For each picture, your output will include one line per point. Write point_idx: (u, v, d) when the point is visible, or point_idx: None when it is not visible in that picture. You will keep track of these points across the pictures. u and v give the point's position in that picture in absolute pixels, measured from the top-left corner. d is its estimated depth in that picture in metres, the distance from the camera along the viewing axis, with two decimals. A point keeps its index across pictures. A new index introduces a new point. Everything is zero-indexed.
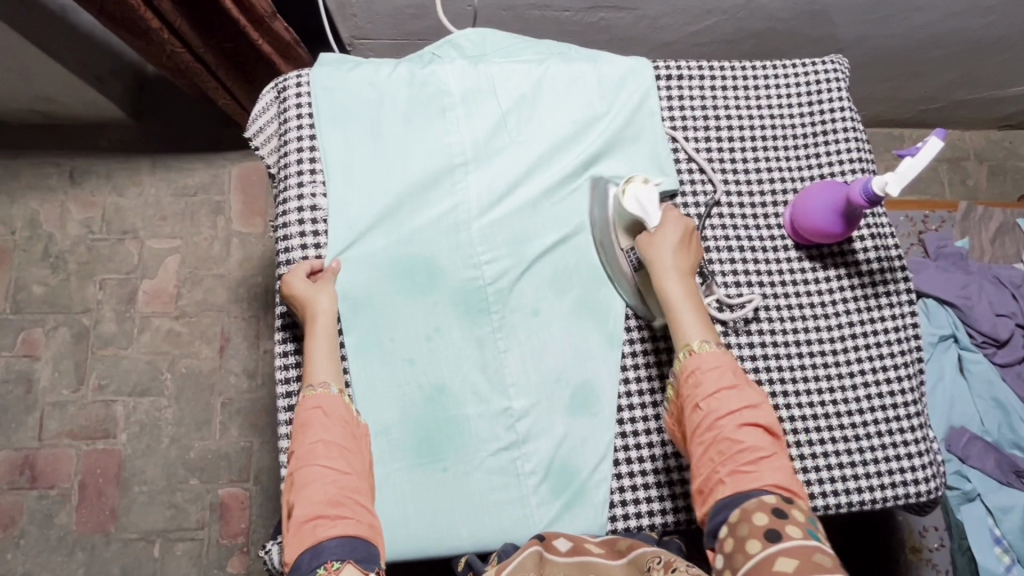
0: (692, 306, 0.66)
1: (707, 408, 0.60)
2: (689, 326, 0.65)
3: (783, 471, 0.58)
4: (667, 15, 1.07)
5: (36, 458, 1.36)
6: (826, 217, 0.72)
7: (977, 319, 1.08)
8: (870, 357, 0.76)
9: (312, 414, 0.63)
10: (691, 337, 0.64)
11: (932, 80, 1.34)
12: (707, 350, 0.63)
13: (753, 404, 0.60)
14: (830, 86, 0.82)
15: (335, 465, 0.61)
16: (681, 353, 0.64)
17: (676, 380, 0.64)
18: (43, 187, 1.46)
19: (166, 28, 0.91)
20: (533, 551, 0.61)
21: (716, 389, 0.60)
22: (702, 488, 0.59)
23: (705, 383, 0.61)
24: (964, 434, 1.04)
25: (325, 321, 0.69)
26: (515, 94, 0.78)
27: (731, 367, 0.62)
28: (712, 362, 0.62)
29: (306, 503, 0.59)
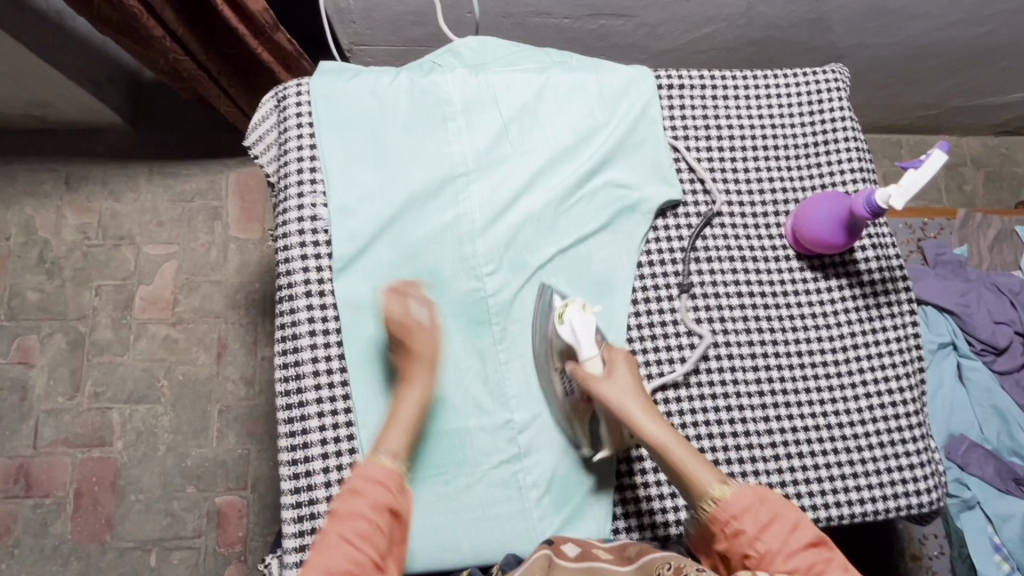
0: (688, 452, 0.61)
1: (753, 549, 0.57)
2: (694, 472, 0.60)
3: (843, 572, 0.55)
4: (667, 22, 1.07)
5: (31, 467, 1.35)
6: (829, 229, 0.72)
7: (976, 327, 1.09)
8: (872, 368, 0.76)
9: (364, 484, 0.61)
10: (708, 486, 0.60)
11: (930, 87, 1.34)
12: (729, 492, 0.59)
13: (787, 527, 0.57)
14: (831, 96, 0.82)
15: (363, 544, 0.58)
16: (704, 505, 0.60)
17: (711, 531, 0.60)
18: (39, 193, 1.45)
19: (168, 36, 0.92)
20: (543, 555, 0.61)
21: (759, 528, 0.57)
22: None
23: (743, 526, 0.58)
24: (963, 441, 1.05)
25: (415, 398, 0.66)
26: (517, 103, 0.78)
27: (760, 499, 0.59)
28: (742, 503, 0.58)
29: (326, 565, 0.57)
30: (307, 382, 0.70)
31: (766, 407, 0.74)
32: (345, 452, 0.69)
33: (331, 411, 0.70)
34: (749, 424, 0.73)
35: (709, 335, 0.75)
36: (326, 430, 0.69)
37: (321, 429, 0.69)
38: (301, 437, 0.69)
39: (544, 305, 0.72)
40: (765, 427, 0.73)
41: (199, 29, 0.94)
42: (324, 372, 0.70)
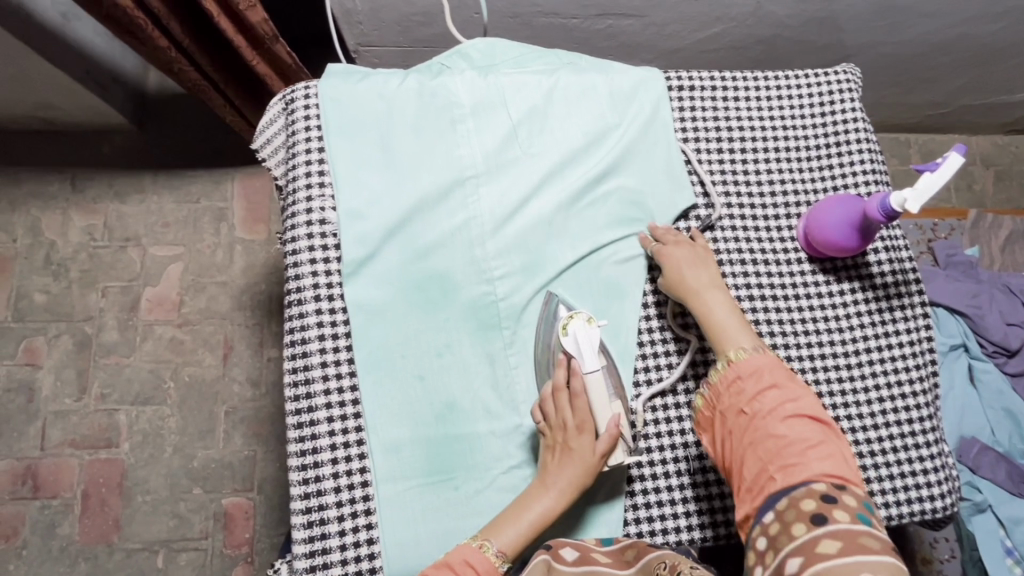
0: (735, 318, 0.67)
1: (749, 408, 0.61)
2: (725, 333, 0.66)
3: (832, 460, 0.57)
4: (675, 22, 1.06)
5: (38, 468, 1.35)
6: (842, 232, 0.71)
7: (987, 328, 1.08)
8: (885, 372, 0.75)
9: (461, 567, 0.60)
10: (730, 348, 0.65)
11: (939, 86, 1.33)
12: (746, 355, 0.63)
13: (797, 401, 0.60)
14: (843, 96, 0.81)
15: None
16: (720, 363, 0.65)
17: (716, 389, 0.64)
18: (45, 194, 1.45)
19: (174, 46, 0.93)
20: (542, 559, 0.60)
21: (758, 392, 0.61)
22: (750, 488, 0.59)
23: (746, 387, 0.62)
24: (975, 444, 1.04)
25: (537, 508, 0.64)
26: (526, 105, 0.77)
27: (771, 369, 0.63)
28: (755, 365, 0.63)
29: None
30: (317, 386, 0.69)
31: None
32: (355, 456, 0.68)
33: (341, 415, 0.69)
34: None
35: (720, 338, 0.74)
36: (335, 435, 0.69)
37: (330, 433, 0.69)
38: (310, 442, 0.68)
39: (548, 315, 0.72)
40: None
41: (205, 42, 0.94)
42: (334, 377, 0.70)
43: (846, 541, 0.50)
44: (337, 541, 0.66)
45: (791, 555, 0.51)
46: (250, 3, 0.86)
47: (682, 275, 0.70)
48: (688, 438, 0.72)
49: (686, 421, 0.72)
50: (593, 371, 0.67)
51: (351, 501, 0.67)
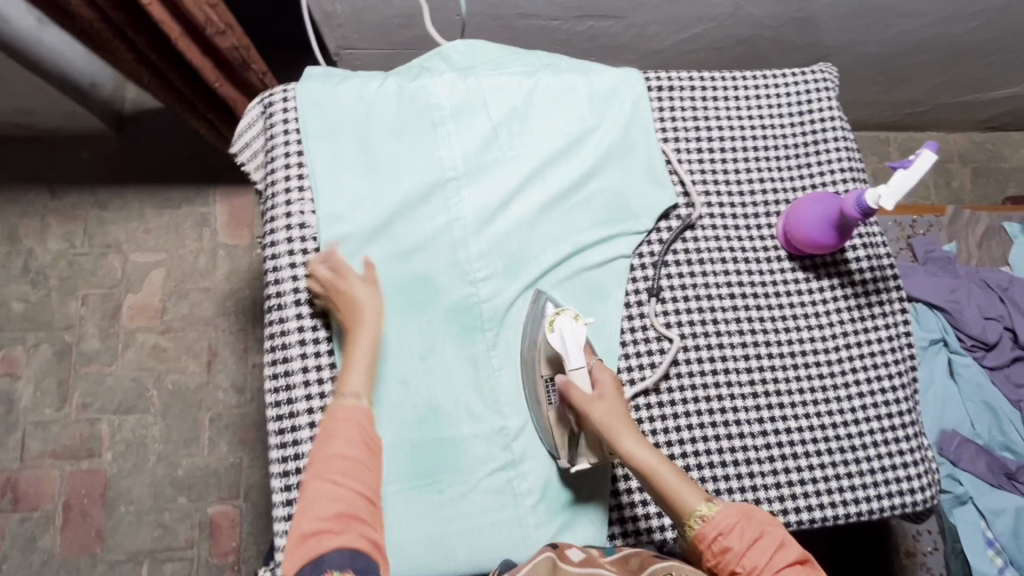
0: (674, 472, 0.61)
1: (742, 568, 0.56)
2: (679, 491, 0.60)
3: None
4: (656, 23, 1.07)
5: (18, 480, 1.33)
6: (820, 229, 0.72)
7: (966, 323, 1.09)
8: (864, 368, 0.76)
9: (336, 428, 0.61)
10: (692, 503, 0.59)
11: (916, 84, 1.35)
12: (714, 511, 0.58)
13: (778, 544, 0.56)
14: (820, 96, 0.82)
15: (345, 485, 0.58)
16: (690, 525, 0.59)
17: (697, 550, 0.59)
18: (23, 201, 1.43)
19: (143, 62, 0.92)
20: (545, 558, 0.59)
21: (743, 544, 0.56)
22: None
23: (730, 544, 0.57)
24: (955, 437, 1.05)
25: (370, 327, 0.66)
26: (506, 107, 0.77)
27: (745, 517, 0.58)
28: (728, 521, 0.58)
29: (312, 517, 0.57)
30: (298, 392, 0.70)
31: (760, 409, 0.73)
32: None
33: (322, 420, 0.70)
34: (743, 426, 0.73)
35: (701, 337, 0.75)
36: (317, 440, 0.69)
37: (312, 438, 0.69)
38: (292, 449, 0.70)
39: (536, 313, 0.72)
40: (759, 430, 0.73)
41: (175, 63, 0.92)
42: (315, 382, 0.70)
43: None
44: None
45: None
46: (217, 28, 0.84)
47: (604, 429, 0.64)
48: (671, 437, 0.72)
49: (670, 420, 0.72)
50: (580, 367, 0.68)
51: None
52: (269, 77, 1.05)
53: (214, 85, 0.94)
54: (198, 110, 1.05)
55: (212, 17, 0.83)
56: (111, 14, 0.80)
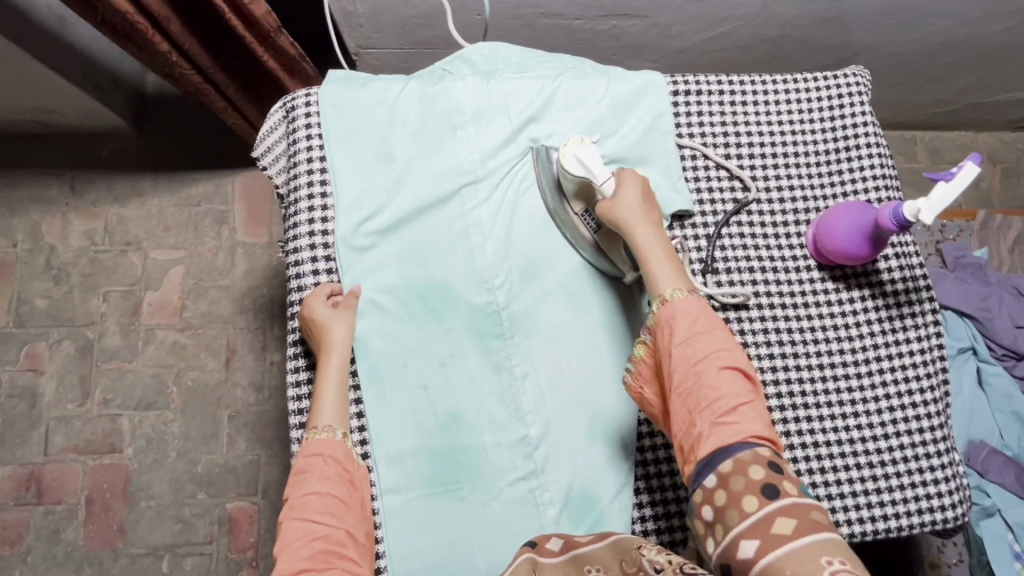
0: (665, 255, 0.66)
1: (682, 359, 0.60)
2: (658, 273, 0.65)
3: (760, 416, 0.58)
4: (680, 22, 1.04)
5: (42, 474, 1.35)
6: (852, 240, 0.70)
7: (996, 332, 1.07)
8: (895, 382, 0.74)
9: (312, 461, 0.62)
10: (664, 287, 0.64)
11: (946, 84, 1.31)
12: (682, 298, 0.63)
13: (728, 350, 0.60)
14: (852, 100, 0.80)
15: (325, 520, 0.59)
16: (654, 304, 0.64)
17: (655, 340, 0.63)
18: (44, 199, 1.44)
19: (175, 50, 0.91)
20: (527, 558, 0.57)
21: (698, 347, 0.60)
22: (684, 447, 0.59)
23: (680, 333, 0.61)
24: (983, 448, 1.03)
25: (342, 354, 0.67)
26: (527, 111, 0.75)
27: (706, 319, 0.62)
28: (689, 311, 0.62)
29: (291, 557, 0.57)
30: None
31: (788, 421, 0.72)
32: None
33: None
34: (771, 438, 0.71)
35: None
36: None
37: None
38: None
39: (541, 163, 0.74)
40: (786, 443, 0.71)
41: (205, 41, 0.92)
42: None
43: (800, 517, 0.50)
44: None
45: (744, 536, 0.50)
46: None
47: (629, 211, 0.67)
48: None
49: None
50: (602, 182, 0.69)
51: None
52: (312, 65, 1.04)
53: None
54: (225, 95, 1.03)
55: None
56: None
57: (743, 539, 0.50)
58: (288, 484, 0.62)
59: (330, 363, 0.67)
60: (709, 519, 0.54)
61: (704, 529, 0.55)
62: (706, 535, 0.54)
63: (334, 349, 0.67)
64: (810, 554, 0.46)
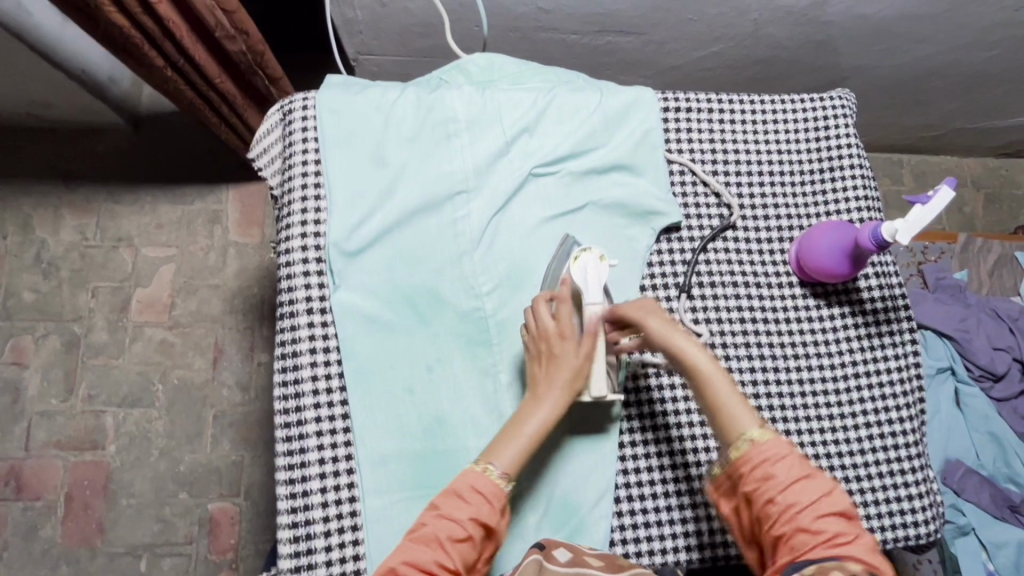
0: (732, 390, 0.61)
1: (771, 488, 0.56)
2: (732, 410, 0.60)
3: (859, 546, 0.53)
4: (673, 40, 1.07)
5: (22, 469, 1.34)
6: (835, 259, 0.72)
7: (975, 353, 1.08)
8: (872, 398, 0.75)
9: (468, 485, 0.60)
10: (743, 428, 0.59)
11: (932, 109, 1.35)
12: (766, 437, 0.58)
13: (816, 474, 0.57)
14: (837, 122, 0.82)
15: (451, 541, 0.58)
16: (737, 444, 0.59)
17: (734, 468, 0.59)
18: (37, 193, 1.44)
19: (170, 66, 0.87)
20: (533, 559, 0.58)
21: (782, 474, 0.57)
22: (776, 572, 0.55)
23: (769, 466, 0.57)
24: (960, 467, 1.05)
25: (567, 382, 0.65)
26: (521, 121, 0.77)
27: (791, 453, 0.58)
28: (771, 445, 0.58)
29: (404, 555, 0.57)
30: (307, 400, 0.69)
31: None
32: (343, 471, 0.68)
33: (330, 429, 0.69)
34: None
35: (710, 358, 0.74)
36: (324, 449, 0.68)
37: (319, 447, 0.68)
38: (299, 457, 0.68)
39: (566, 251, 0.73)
40: None
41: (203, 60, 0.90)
42: (324, 391, 0.69)
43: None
44: (322, 542, 0.66)
45: None
46: (229, 33, 0.86)
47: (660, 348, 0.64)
48: (676, 457, 0.72)
49: (675, 441, 0.72)
50: (594, 303, 0.67)
51: (337, 517, 0.67)
52: (284, 83, 1.09)
53: (215, 81, 0.94)
54: (221, 111, 1.03)
55: (224, 22, 0.83)
56: (148, 20, 0.76)
57: None
58: (444, 491, 0.61)
59: (555, 387, 0.65)
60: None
61: None
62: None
63: (563, 375, 0.65)
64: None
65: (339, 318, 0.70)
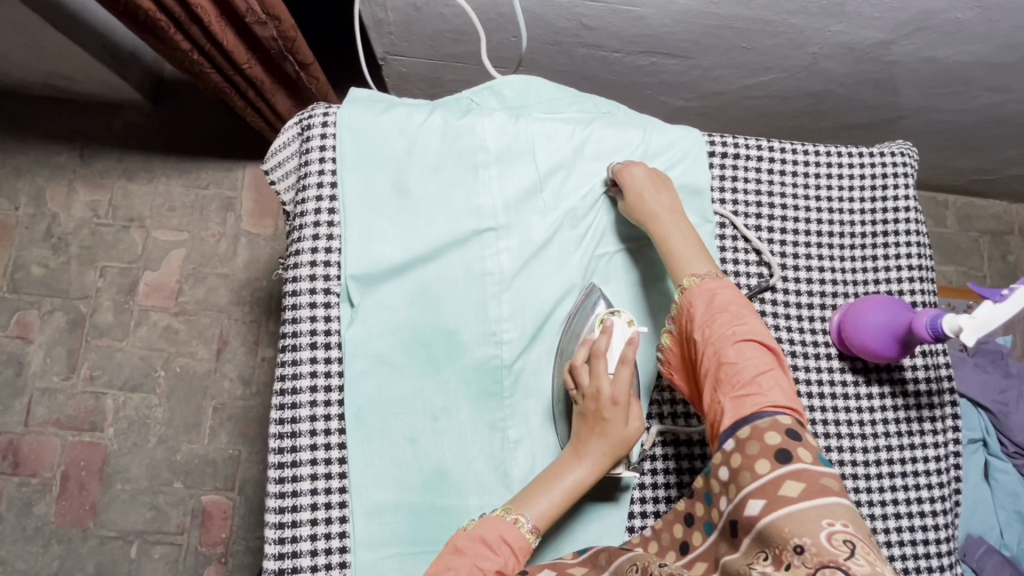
0: (695, 247, 0.66)
1: (704, 337, 0.60)
2: (683, 260, 0.65)
3: (783, 391, 0.57)
4: (723, 66, 0.99)
5: (20, 445, 1.33)
6: (881, 339, 0.67)
7: (1012, 428, 1.02)
8: (905, 488, 0.71)
9: (496, 535, 0.56)
10: (685, 272, 0.64)
11: (991, 154, 1.26)
12: (700, 280, 0.63)
13: (749, 316, 0.60)
14: (896, 181, 0.76)
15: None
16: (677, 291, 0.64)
17: (678, 316, 0.63)
18: (51, 165, 1.41)
19: (196, 50, 0.82)
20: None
21: (710, 314, 0.61)
22: (711, 420, 0.59)
23: (698, 313, 0.61)
24: (981, 544, 0.98)
25: (603, 446, 0.60)
26: (556, 156, 0.72)
27: (726, 299, 0.61)
28: (708, 291, 0.62)
29: None
30: (303, 441, 0.65)
31: None
32: (336, 518, 0.64)
33: (325, 473, 0.65)
34: None
35: None
36: (318, 494, 0.65)
37: (313, 491, 0.65)
38: (290, 501, 0.64)
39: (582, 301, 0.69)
40: None
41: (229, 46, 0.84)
42: (322, 433, 0.66)
43: (809, 481, 0.50)
44: None
45: (753, 496, 0.52)
46: (258, 18, 0.80)
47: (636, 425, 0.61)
48: None
49: None
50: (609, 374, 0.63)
51: (327, 567, 0.64)
52: (315, 68, 1.02)
53: (243, 67, 0.88)
54: (246, 96, 0.98)
55: (254, 6, 0.78)
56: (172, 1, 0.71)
57: (752, 499, 0.52)
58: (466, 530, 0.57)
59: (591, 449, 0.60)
60: (725, 480, 0.55)
61: (718, 489, 0.56)
62: (720, 494, 0.56)
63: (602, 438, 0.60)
64: (810, 514, 0.48)
65: (346, 357, 0.66)
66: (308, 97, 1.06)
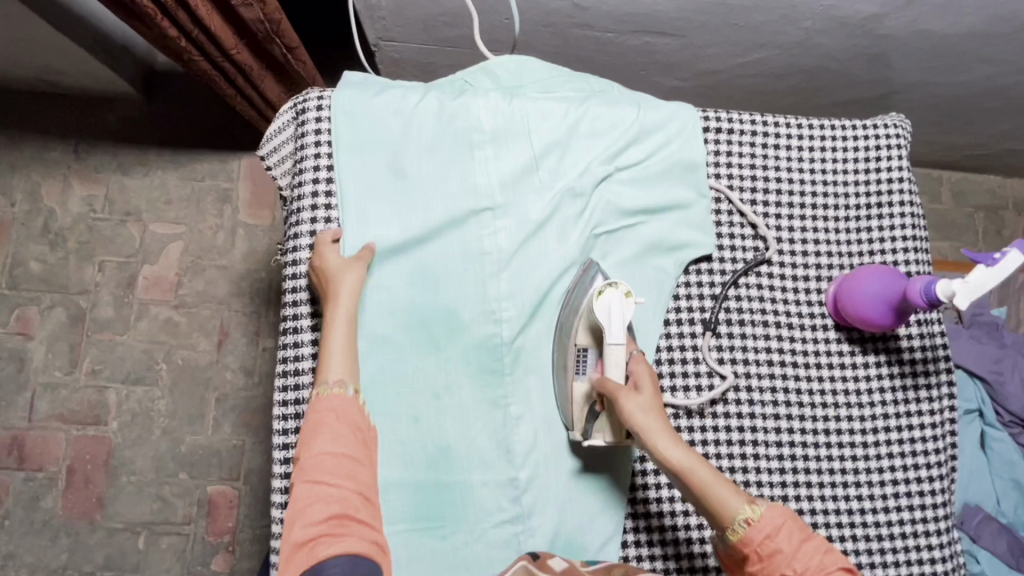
0: (715, 471, 0.58)
1: (778, 565, 0.55)
2: (725, 496, 0.57)
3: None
4: (716, 44, 0.99)
5: (25, 440, 1.34)
6: (876, 308, 0.67)
7: (1007, 398, 1.04)
8: (902, 454, 0.72)
9: (324, 418, 0.58)
10: (735, 508, 0.57)
11: (984, 128, 1.26)
12: (761, 513, 0.56)
13: (816, 542, 0.56)
14: (890, 153, 0.77)
15: (338, 482, 0.55)
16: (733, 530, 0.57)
17: (737, 550, 0.57)
18: (46, 160, 1.41)
19: (184, 37, 0.82)
20: (522, 565, 0.60)
21: (793, 545, 0.55)
22: None
23: (773, 545, 0.55)
24: (978, 512, 1.00)
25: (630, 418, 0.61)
26: (551, 136, 0.72)
27: (790, 522, 0.56)
28: (774, 521, 0.56)
29: (303, 525, 0.54)
30: None
31: (793, 486, 0.70)
32: None
33: None
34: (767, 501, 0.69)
35: (733, 401, 0.71)
36: None
37: None
38: None
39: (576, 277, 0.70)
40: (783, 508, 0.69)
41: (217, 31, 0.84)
42: None
43: None
44: None
45: None
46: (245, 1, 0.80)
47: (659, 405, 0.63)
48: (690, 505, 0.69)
49: None
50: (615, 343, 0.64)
51: None
52: (302, 52, 1.02)
53: (230, 52, 0.88)
54: (235, 82, 0.98)
55: None
56: None
57: None
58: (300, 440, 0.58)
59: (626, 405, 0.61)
60: None
61: None
62: None
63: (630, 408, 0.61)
64: None
65: None
66: (298, 80, 1.06)
